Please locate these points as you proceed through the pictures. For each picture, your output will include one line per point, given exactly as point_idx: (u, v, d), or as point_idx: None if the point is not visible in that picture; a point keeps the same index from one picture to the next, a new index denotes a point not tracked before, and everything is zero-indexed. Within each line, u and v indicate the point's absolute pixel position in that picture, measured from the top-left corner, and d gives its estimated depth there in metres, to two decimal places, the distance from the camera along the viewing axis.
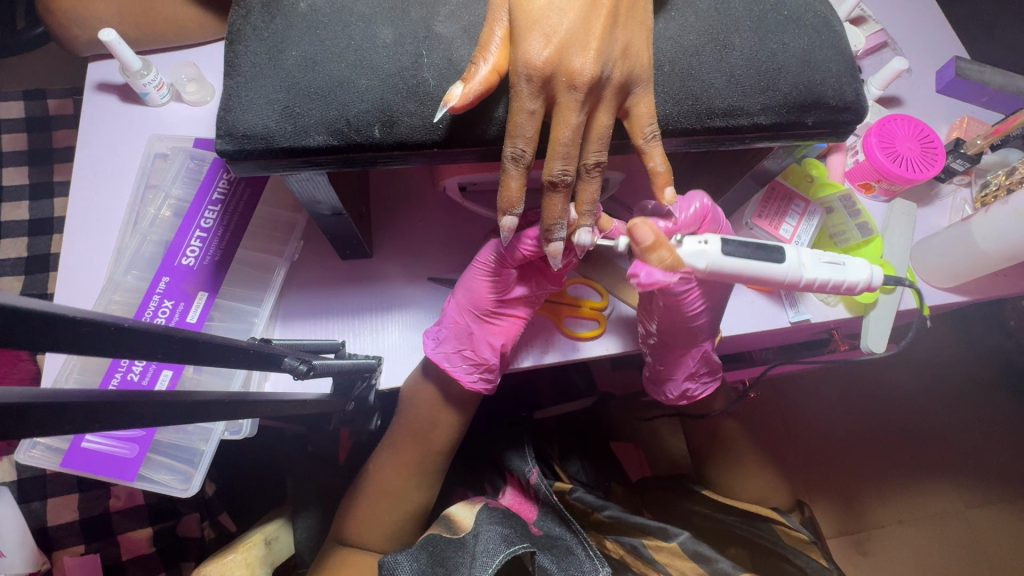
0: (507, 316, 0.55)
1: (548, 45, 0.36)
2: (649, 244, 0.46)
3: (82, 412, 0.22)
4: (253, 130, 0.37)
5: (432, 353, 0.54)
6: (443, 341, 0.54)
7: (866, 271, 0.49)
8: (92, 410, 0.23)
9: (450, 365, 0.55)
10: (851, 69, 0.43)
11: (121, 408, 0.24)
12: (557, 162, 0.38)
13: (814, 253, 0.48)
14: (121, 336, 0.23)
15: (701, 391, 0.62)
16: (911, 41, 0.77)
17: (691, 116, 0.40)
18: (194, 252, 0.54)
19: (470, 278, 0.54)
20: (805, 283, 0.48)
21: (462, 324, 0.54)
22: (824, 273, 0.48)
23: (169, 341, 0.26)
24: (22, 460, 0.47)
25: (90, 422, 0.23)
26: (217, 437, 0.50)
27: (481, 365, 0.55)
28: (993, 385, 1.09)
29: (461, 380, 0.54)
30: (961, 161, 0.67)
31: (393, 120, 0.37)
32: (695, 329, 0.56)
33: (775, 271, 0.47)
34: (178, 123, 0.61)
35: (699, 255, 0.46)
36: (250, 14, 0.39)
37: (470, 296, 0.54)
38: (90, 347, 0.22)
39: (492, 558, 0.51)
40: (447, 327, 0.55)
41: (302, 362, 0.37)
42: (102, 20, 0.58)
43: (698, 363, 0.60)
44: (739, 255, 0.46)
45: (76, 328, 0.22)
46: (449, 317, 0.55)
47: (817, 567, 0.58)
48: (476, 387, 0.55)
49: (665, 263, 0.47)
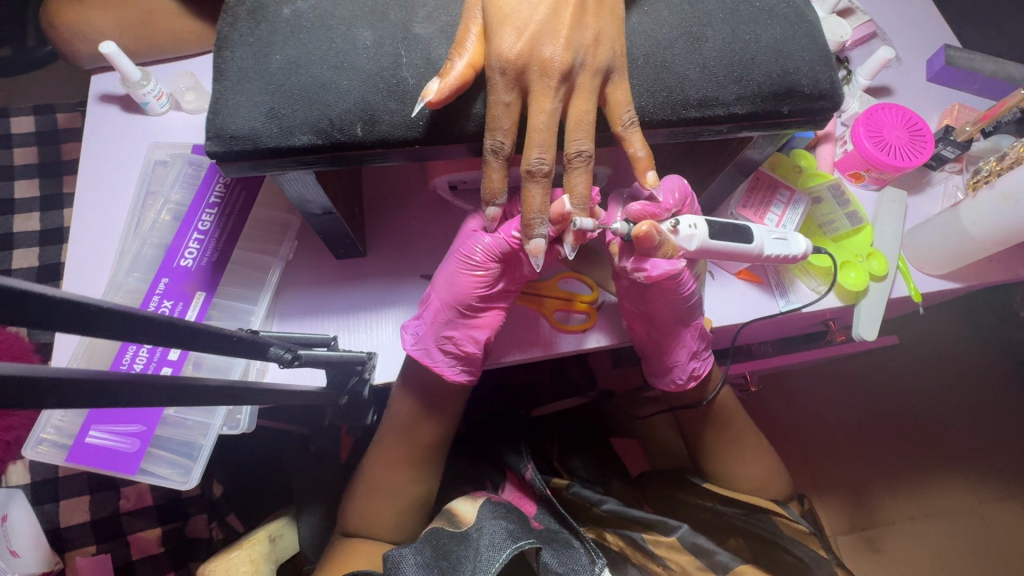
0: (489, 309, 0.55)
1: (519, 38, 0.38)
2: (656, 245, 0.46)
3: (63, 391, 0.23)
4: (240, 131, 0.38)
5: (411, 348, 0.55)
6: (423, 335, 0.55)
7: (803, 245, 0.52)
8: (77, 388, 0.24)
9: (431, 359, 0.55)
10: (825, 58, 0.44)
11: (103, 389, 0.25)
12: (534, 151, 0.39)
13: (765, 229, 0.51)
14: (102, 319, 0.24)
15: (705, 368, 0.61)
16: (899, 31, 0.77)
17: (666, 107, 0.41)
18: (191, 253, 0.55)
19: (450, 273, 0.54)
20: (764, 257, 0.52)
21: (445, 319, 0.54)
22: (776, 248, 0.51)
23: (149, 324, 0.26)
24: (30, 455, 0.49)
25: (78, 400, 0.24)
26: (215, 432, 0.51)
27: (462, 359, 0.55)
28: (999, 375, 1.08)
29: (444, 374, 0.55)
30: (951, 149, 0.67)
31: (374, 119, 0.38)
32: (691, 306, 0.56)
33: (745, 248, 0.50)
34: (177, 131, 0.63)
35: (691, 238, 0.47)
36: (236, 21, 0.41)
37: (454, 290, 0.54)
38: (73, 327, 0.23)
39: (498, 553, 0.52)
40: (429, 321, 0.55)
41: (287, 350, 0.38)
42: (102, 33, 0.60)
43: (699, 341, 0.60)
44: (720, 237, 0.48)
45: (57, 308, 0.22)
46: (432, 312, 0.55)
47: (814, 558, 0.58)
48: (459, 379, 0.56)
49: (669, 256, 0.48)
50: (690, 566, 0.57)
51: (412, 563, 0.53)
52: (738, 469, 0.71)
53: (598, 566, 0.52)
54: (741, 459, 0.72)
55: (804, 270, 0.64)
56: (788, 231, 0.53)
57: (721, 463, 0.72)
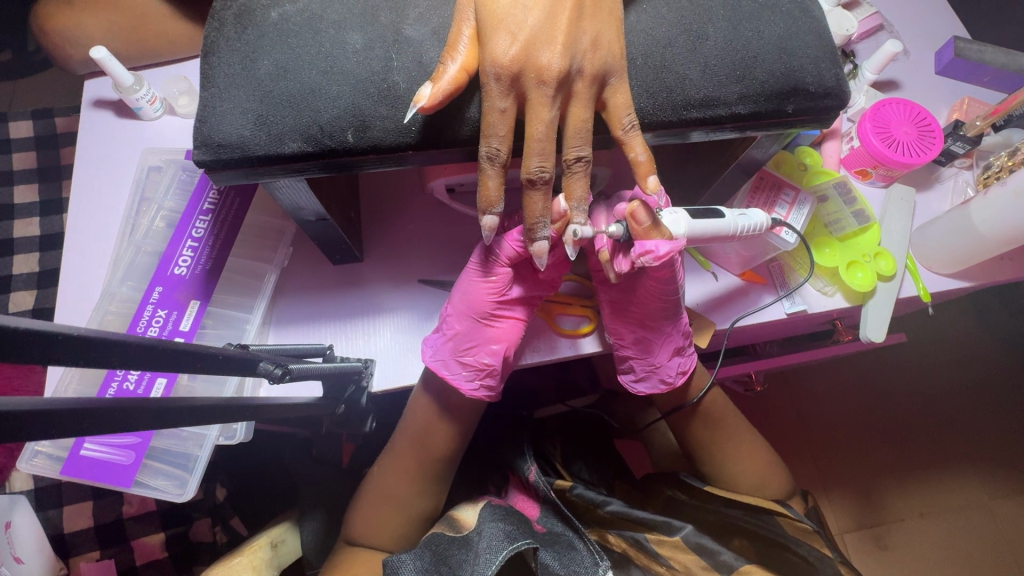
0: (505, 319, 0.54)
1: (514, 43, 0.37)
2: (649, 225, 0.45)
3: (37, 425, 0.22)
4: (227, 139, 0.37)
5: (429, 361, 0.54)
6: (440, 347, 0.54)
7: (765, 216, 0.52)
8: (50, 421, 0.22)
9: (449, 372, 0.54)
10: (831, 55, 0.42)
11: (79, 417, 0.23)
12: (534, 159, 0.38)
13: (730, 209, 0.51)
14: (70, 346, 0.23)
15: (689, 362, 0.59)
16: (908, 23, 0.75)
17: (667, 108, 0.40)
18: (185, 261, 0.54)
19: (465, 283, 0.54)
20: (736, 235, 0.50)
21: (461, 329, 0.54)
22: (744, 223, 0.49)
23: (124, 347, 0.25)
24: (24, 469, 0.48)
25: (49, 430, 0.22)
26: (211, 443, 0.50)
27: (481, 372, 0.54)
28: (1011, 373, 1.06)
29: (462, 389, 0.54)
30: (961, 144, 0.65)
31: (365, 124, 0.37)
32: (675, 299, 0.54)
33: (725, 226, 0.48)
34: (170, 135, 0.62)
35: (677, 221, 0.46)
36: (223, 26, 0.40)
37: (469, 300, 0.54)
38: (38, 356, 0.22)
39: (494, 555, 0.51)
40: (446, 333, 0.54)
41: (278, 366, 0.37)
42: (93, 38, 0.60)
43: (683, 339, 0.58)
44: (702, 219, 0.47)
45: (20, 338, 0.21)
46: (448, 324, 0.54)
47: (818, 556, 0.58)
48: (477, 394, 0.54)
49: (666, 237, 0.46)
50: (694, 566, 0.56)
51: (411, 568, 0.52)
52: (739, 470, 0.70)
53: (602, 569, 0.52)
54: (743, 460, 0.70)
55: (809, 271, 0.62)
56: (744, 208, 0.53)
57: (723, 463, 0.70)
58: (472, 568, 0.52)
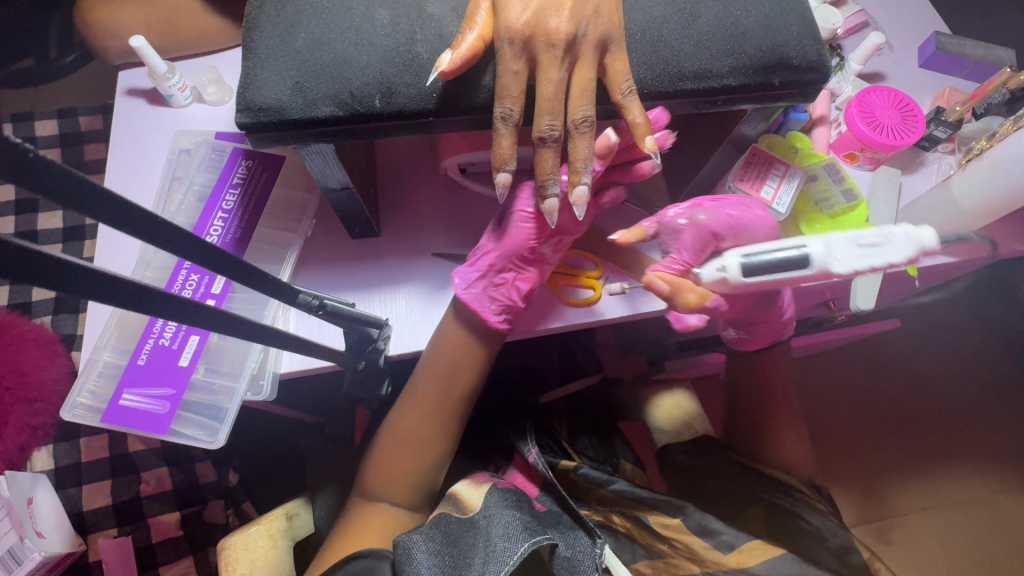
0: (535, 258, 0.58)
1: (525, 12, 0.41)
2: (670, 292, 0.51)
3: (120, 289, 0.27)
4: (268, 104, 0.41)
5: (462, 292, 0.57)
6: (474, 281, 0.57)
7: (905, 248, 0.44)
8: (131, 287, 0.28)
9: (478, 304, 0.57)
10: (812, 31, 0.46)
11: (152, 295, 0.29)
12: (545, 119, 0.42)
13: (845, 240, 0.44)
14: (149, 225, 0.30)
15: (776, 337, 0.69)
16: (891, 19, 0.80)
17: (664, 79, 0.44)
18: (217, 230, 0.60)
19: (502, 221, 0.58)
20: (841, 275, 0.44)
21: (496, 264, 0.57)
22: (855, 264, 0.44)
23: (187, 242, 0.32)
24: (68, 418, 0.52)
25: (123, 296, 0.28)
26: (239, 395, 0.53)
27: (507, 307, 0.58)
28: (1003, 360, 1.09)
29: (489, 320, 0.57)
30: (943, 128, 0.69)
31: (391, 90, 0.41)
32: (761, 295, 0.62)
33: (802, 274, 0.44)
34: (199, 121, 0.66)
35: (717, 280, 0.48)
36: (263, 5, 0.44)
37: (507, 236, 0.57)
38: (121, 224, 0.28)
39: (512, 543, 0.53)
40: (480, 267, 0.57)
41: (314, 298, 0.45)
42: (131, 29, 0.64)
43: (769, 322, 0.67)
44: (761, 269, 0.46)
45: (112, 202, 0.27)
46: (482, 259, 0.57)
47: (830, 526, 0.60)
48: (501, 327, 0.58)
49: (693, 305, 0.51)
50: (696, 547, 0.58)
51: (423, 551, 0.54)
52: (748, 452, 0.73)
53: (600, 545, 0.54)
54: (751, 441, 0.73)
55: None
56: (890, 227, 0.44)
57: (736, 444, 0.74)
58: (485, 550, 0.54)
